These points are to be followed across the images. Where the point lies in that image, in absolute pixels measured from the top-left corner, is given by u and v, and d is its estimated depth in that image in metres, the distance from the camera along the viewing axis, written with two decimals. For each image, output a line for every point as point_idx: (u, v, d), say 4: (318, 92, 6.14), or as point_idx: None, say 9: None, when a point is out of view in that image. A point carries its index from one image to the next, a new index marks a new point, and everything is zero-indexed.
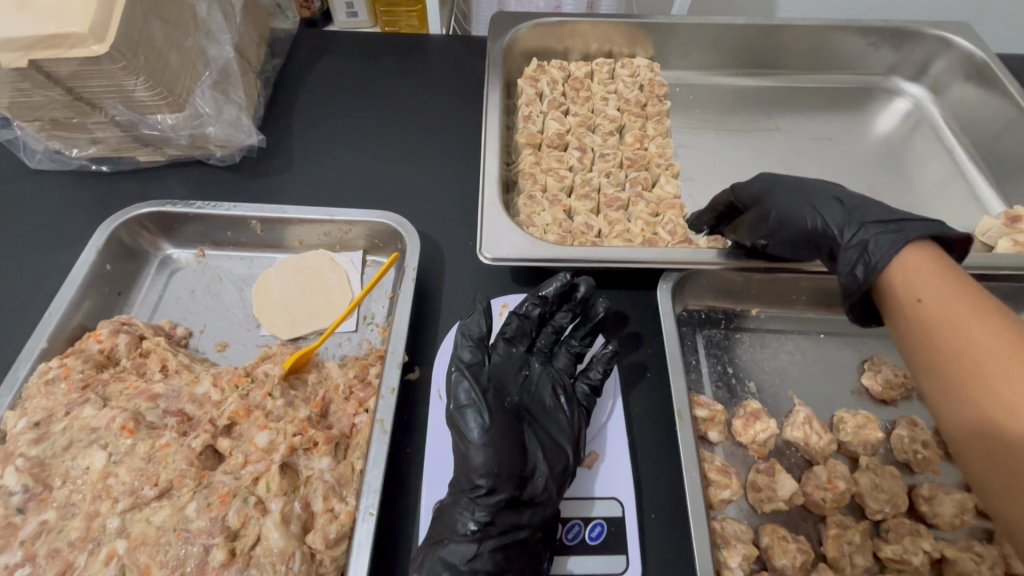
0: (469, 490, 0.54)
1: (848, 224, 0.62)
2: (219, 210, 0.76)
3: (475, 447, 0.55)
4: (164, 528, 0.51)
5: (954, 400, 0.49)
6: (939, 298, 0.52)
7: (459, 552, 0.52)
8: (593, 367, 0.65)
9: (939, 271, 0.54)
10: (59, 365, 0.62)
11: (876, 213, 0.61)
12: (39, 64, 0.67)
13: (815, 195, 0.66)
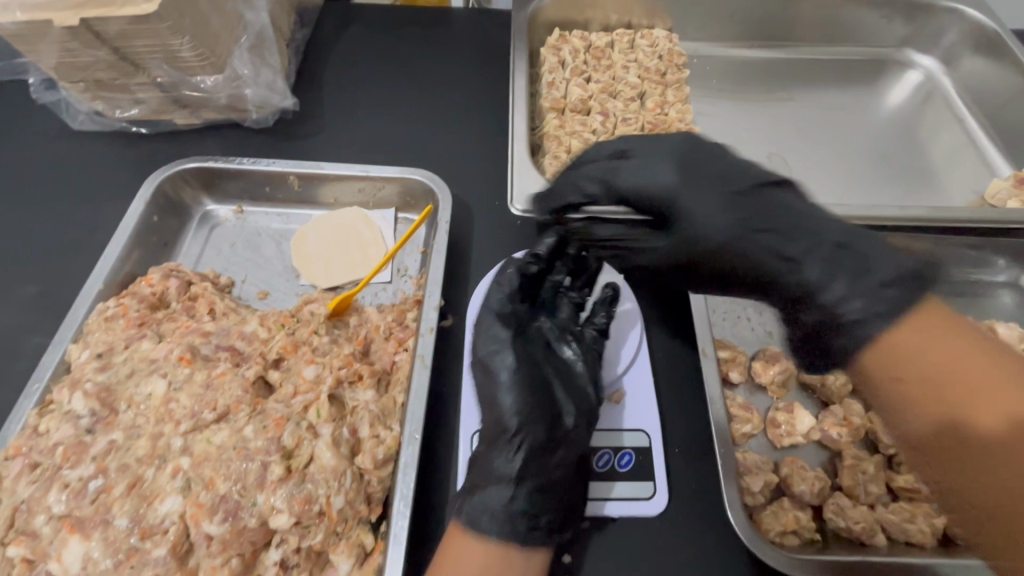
0: (502, 433, 0.57)
1: (782, 255, 0.52)
2: (259, 166, 0.80)
3: (503, 390, 0.59)
4: (224, 446, 0.55)
5: (933, 433, 0.45)
6: (930, 346, 0.46)
7: (496, 498, 0.54)
8: (597, 312, 0.69)
9: (918, 314, 0.48)
10: (117, 304, 0.66)
11: (809, 241, 0.52)
12: (90, 23, 0.70)
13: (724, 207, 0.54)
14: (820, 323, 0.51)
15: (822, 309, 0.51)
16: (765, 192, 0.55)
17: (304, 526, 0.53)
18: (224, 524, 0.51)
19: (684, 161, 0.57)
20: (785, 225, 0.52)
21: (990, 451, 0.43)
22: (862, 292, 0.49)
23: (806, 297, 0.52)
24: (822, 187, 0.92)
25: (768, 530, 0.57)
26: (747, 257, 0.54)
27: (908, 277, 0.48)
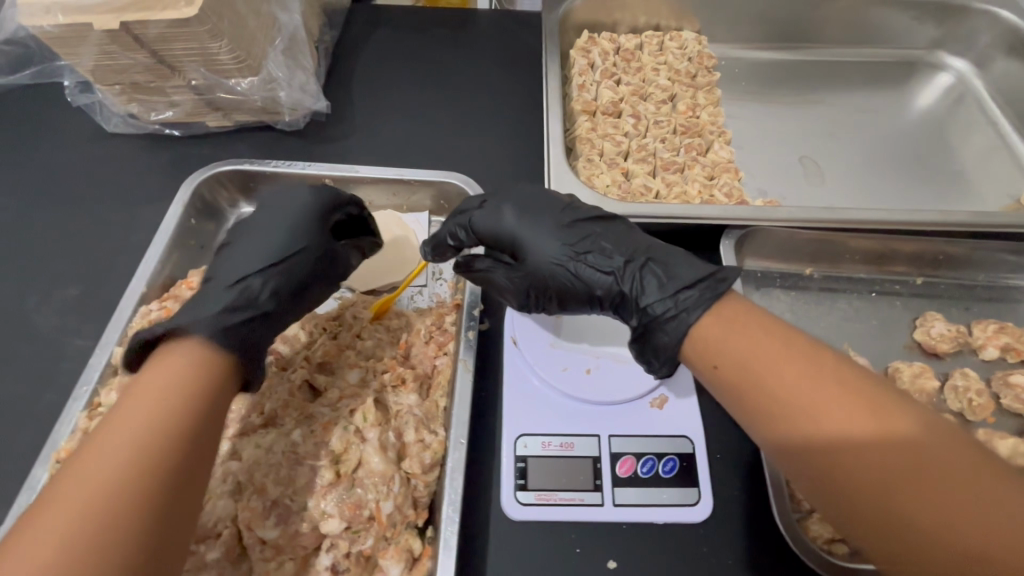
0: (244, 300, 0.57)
1: (635, 280, 0.57)
2: (293, 168, 0.80)
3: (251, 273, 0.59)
4: (272, 451, 0.55)
5: (769, 425, 0.45)
6: (744, 342, 0.48)
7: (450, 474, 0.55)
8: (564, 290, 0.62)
9: (730, 320, 0.50)
10: (160, 307, 0.67)
11: (655, 270, 0.56)
12: (130, 26, 0.70)
13: (615, 239, 0.59)
14: (664, 342, 0.53)
15: (662, 328, 0.53)
16: (585, 228, 0.61)
17: (354, 531, 0.53)
18: (277, 528, 0.51)
19: (522, 205, 0.63)
20: (644, 252, 0.58)
21: (845, 458, 0.42)
22: (670, 303, 0.53)
23: (646, 320, 0.55)
24: (857, 190, 0.91)
25: (815, 537, 0.57)
26: (581, 278, 0.59)
27: (693, 292, 0.53)
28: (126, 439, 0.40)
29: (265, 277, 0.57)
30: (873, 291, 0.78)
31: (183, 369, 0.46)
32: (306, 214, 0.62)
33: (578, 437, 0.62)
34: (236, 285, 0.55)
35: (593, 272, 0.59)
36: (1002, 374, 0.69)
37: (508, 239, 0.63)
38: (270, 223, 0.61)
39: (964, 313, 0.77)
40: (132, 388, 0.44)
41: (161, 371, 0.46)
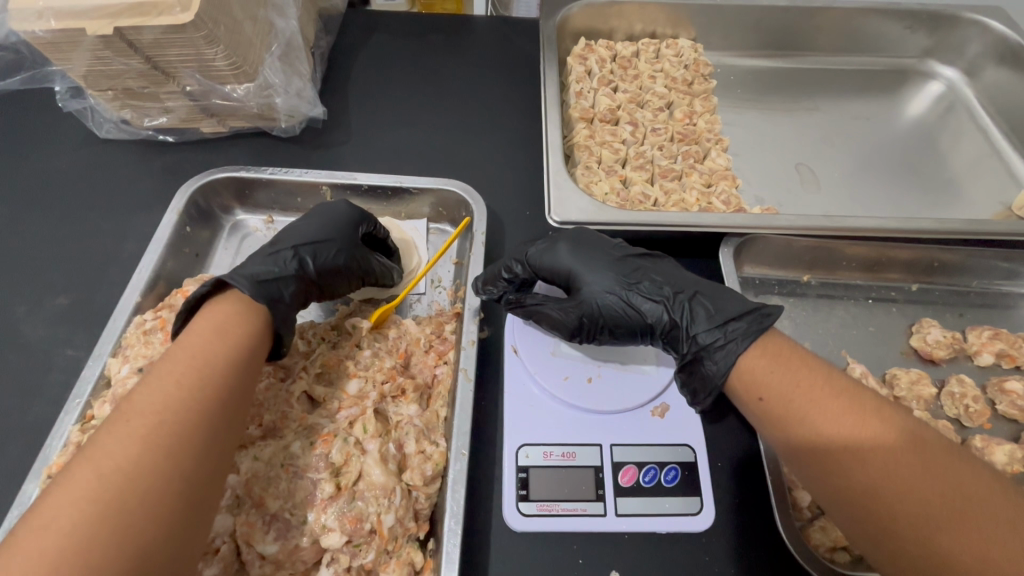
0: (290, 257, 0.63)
1: (683, 314, 0.62)
2: (291, 175, 0.79)
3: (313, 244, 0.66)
4: (271, 464, 0.54)
5: (804, 453, 0.51)
6: (787, 378, 0.53)
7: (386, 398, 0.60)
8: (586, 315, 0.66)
9: (763, 354, 0.56)
10: (155, 317, 0.65)
11: (705, 303, 0.62)
12: (124, 31, 0.69)
13: (661, 278, 0.66)
14: (710, 368, 0.59)
15: (709, 355, 0.59)
16: (636, 263, 0.67)
17: (355, 545, 0.52)
18: (277, 543, 0.50)
19: (573, 242, 0.69)
20: (691, 286, 0.64)
21: (874, 481, 0.47)
22: (717, 331, 0.59)
23: (696, 346, 0.60)
24: (852, 197, 0.91)
25: (818, 546, 0.57)
26: (640, 308, 0.64)
27: (734, 324, 0.59)
28: (181, 373, 0.47)
29: (298, 254, 0.64)
30: (869, 297, 0.79)
31: (209, 336, 0.51)
32: (345, 220, 0.69)
33: (580, 447, 0.62)
34: (272, 255, 0.62)
35: (645, 304, 0.64)
36: (997, 381, 0.70)
37: (563, 272, 0.67)
38: (313, 222, 0.69)
39: (959, 319, 0.78)
40: (176, 349, 0.49)
41: (199, 332, 0.51)
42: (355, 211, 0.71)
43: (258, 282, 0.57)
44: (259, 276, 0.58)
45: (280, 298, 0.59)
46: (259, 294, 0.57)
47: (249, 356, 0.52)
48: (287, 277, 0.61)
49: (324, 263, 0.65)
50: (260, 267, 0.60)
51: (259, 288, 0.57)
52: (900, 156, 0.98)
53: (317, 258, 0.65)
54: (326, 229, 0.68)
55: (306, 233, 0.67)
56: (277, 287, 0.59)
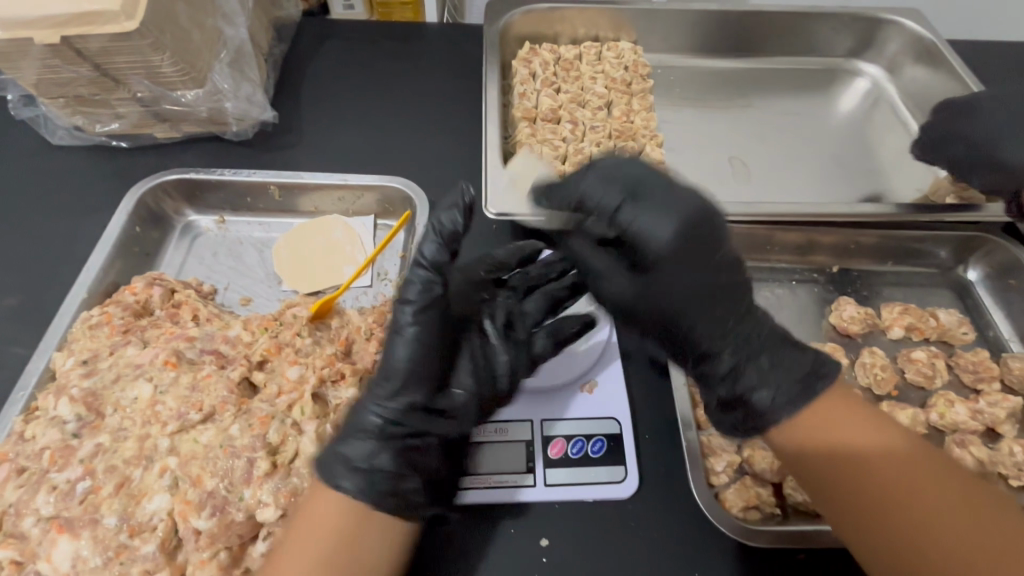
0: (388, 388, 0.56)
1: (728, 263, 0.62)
2: (239, 177, 0.82)
3: (396, 345, 0.56)
4: (210, 445, 0.56)
5: (869, 503, 0.51)
6: (860, 432, 0.53)
7: (358, 448, 0.54)
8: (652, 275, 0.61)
9: (843, 407, 0.55)
10: (101, 313, 0.68)
11: None
12: (72, 40, 0.71)
13: None
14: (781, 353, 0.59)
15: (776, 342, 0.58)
16: None
17: (290, 519, 0.55)
18: (211, 519, 0.53)
19: None
20: None
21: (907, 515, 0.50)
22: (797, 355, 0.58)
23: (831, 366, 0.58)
24: (782, 187, 0.97)
25: (732, 506, 0.61)
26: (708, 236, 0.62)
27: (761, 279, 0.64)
28: (314, 547, 0.49)
29: (385, 395, 0.56)
30: (793, 279, 0.84)
31: (331, 514, 0.51)
32: (409, 322, 0.56)
33: (511, 423, 0.65)
34: (357, 429, 0.55)
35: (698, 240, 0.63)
36: (905, 351, 0.75)
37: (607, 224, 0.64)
38: (385, 333, 0.58)
39: (875, 297, 0.83)
40: (296, 518, 0.51)
41: (320, 506, 0.51)
42: (424, 307, 0.57)
43: (356, 470, 0.53)
44: (357, 464, 0.53)
45: (403, 456, 0.55)
46: (370, 487, 0.52)
47: (365, 522, 0.51)
48: (382, 438, 0.55)
49: (418, 377, 0.56)
50: (350, 445, 0.54)
51: (367, 479, 0.52)
52: (827, 148, 1.04)
53: (404, 379, 0.56)
54: (399, 339, 0.56)
55: (392, 356, 0.56)
56: (383, 459, 0.54)
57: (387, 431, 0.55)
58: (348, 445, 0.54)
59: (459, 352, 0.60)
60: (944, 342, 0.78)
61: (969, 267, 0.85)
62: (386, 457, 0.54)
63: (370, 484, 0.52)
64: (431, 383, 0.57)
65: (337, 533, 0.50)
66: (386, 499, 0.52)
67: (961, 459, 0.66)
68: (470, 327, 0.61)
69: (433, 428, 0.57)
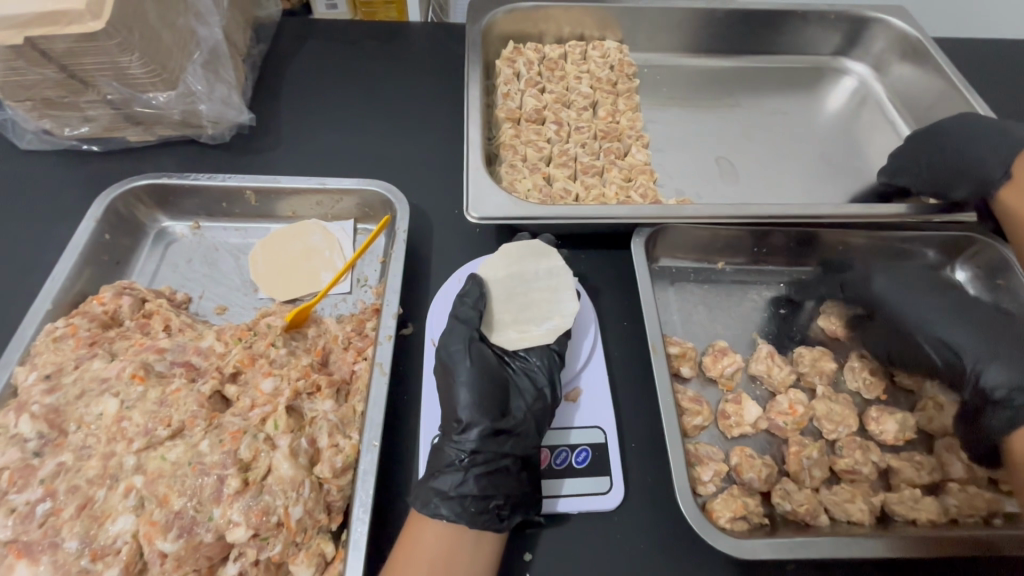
0: (455, 425, 0.59)
1: None
2: (213, 181, 0.80)
3: (458, 386, 0.61)
4: (178, 463, 0.54)
5: None
6: None
7: (447, 481, 0.56)
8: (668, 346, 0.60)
9: None
10: (66, 324, 0.65)
11: None
12: (35, 41, 0.68)
13: None
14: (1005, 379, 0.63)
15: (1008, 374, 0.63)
16: None
17: (262, 538, 0.53)
18: (178, 540, 0.51)
19: None
20: None
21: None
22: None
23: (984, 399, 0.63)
24: (770, 188, 0.96)
25: (719, 517, 0.59)
26: None
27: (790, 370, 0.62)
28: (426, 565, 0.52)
29: (454, 429, 0.59)
30: (782, 282, 0.83)
31: (431, 540, 0.54)
32: (460, 365, 0.62)
33: None
34: (439, 464, 0.58)
35: None
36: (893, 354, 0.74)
37: None
38: (440, 378, 0.63)
39: None
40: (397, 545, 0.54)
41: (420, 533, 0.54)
42: (470, 349, 0.63)
43: (443, 498, 0.55)
44: (444, 493, 0.56)
45: (488, 482, 0.57)
46: (459, 512, 0.55)
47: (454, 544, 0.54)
48: (466, 467, 0.57)
49: (479, 406, 0.59)
50: (435, 478, 0.57)
51: (458, 507, 0.55)
52: (815, 148, 1.03)
53: (466, 410, 0.59)
54: (456, 378, 0.61)
55: (453, 395, 0.60)
56: (462, 485, 0.56)
57: (468, 459, 0.57)
58: (436, 477, 0.57)
59: (509, 382, 0.63)
60: None
61: (957, 267, 0.84)
62: (473, 482, 0.56)
63: (457, 510, 0.55)
64: (491, 411, 0.59)
65: (434, 561, 0.52)
66: (474, 522, 0.54)
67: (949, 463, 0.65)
68: (518, 358, 0.65)
69: (502, 450, 0.58)
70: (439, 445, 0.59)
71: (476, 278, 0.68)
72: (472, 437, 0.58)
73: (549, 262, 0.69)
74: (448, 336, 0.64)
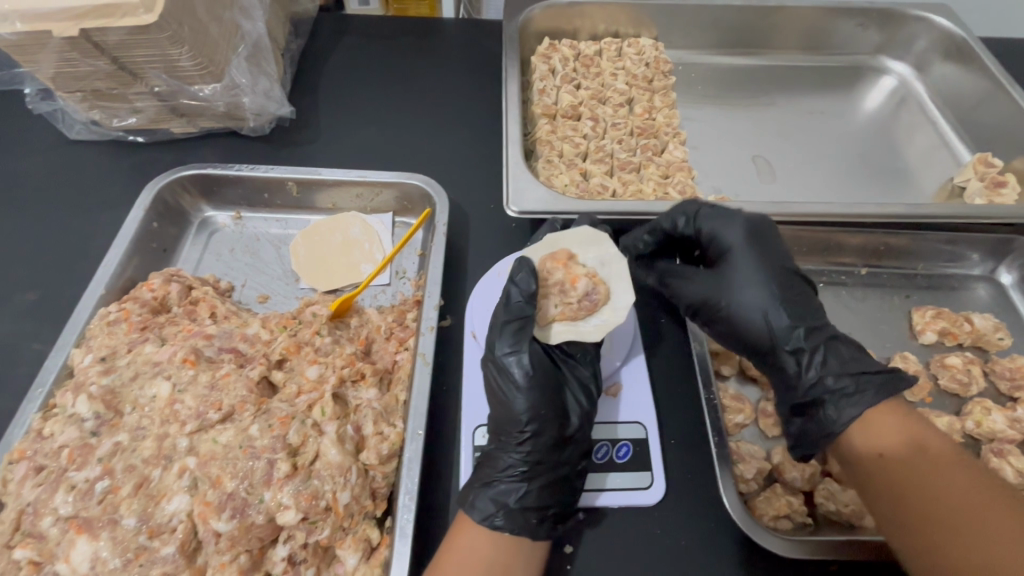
0: (515, 434, 0.58)
1: (806, 338, 0.62)
2: (257, 172, 0.81)
3: (519, 393, 0.59)
4: (229, 446, 0.55)
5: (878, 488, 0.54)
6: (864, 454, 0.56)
7: (508, 492, 0.56)
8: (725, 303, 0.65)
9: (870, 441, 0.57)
10: (119, 309, 0.67)
11: (782, 303, 0.63)
12: (90, 33, 0.70)
13: (767, 268, 0.65)
14: (810, 365, 0.61)
15: (820, 366, 0.60)
16: (701, 216, 0.69)
17: (311, 522, 0.53)
18: (232, 521, 0.51)
19: (756, 232, 0.67)
20: (780, 265, 0.65)
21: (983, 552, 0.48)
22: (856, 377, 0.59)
23: (823, 393, 0.59)
24: (807, 187, 0.95)
25: (762, 515, 0.60)
26: (766, 319, 0.63)
27: (863, 372, 0.59)
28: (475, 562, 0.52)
29: (513, 440, 0.58)
30: (820, 281, 0.82)
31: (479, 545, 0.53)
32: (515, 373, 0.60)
33: None
34: (498, 472, 0.57)
35: (758, 316, 0.63)
36: (938, 357, 0.73)
37: (725, 250, 0.67)
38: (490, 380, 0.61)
39: (905, 301, 0.81)
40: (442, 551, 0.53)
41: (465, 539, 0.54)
42: (527, 348, 0.60)
43: (504, 510, 0.55)
44: (504, 504, 0.55)
45: (549, 495, 0.57)
46: (521, 524, 0.55)
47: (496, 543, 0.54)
48: (526, 478, 0.57)
49: (538, 417, 0.58)
50: (494, 488, 0.57)
51: (520, 519, 0.55)
52: (852, 147, 1.01)
53: (527, 423, 0.58)
54: (513, 385, 0.60)
55: (512, 401, 0.59)
56: (523, 498, 0.56)
57: (528, 470, 0.57)
58: (494, 487, 0.57)
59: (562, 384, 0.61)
60: (978, 347, 0.76)
61: (1002, 269, 0.82)
62: (534, 494, 0.56)
63: (518, 522, 0.55)
64: (549, 421, 0.58)
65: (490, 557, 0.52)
66: (535, 533, 0.55)
67: (999, 469, 0.64)
68: (563, 358, 0.64)
69: (561, 460, 0.58)
70: (497, 453, 0.59)
71: (527, 266, 0.62)
72: (533, 449, 0.58)
73: (600, 251, 0.67)
74: (498, 336, 0.62)
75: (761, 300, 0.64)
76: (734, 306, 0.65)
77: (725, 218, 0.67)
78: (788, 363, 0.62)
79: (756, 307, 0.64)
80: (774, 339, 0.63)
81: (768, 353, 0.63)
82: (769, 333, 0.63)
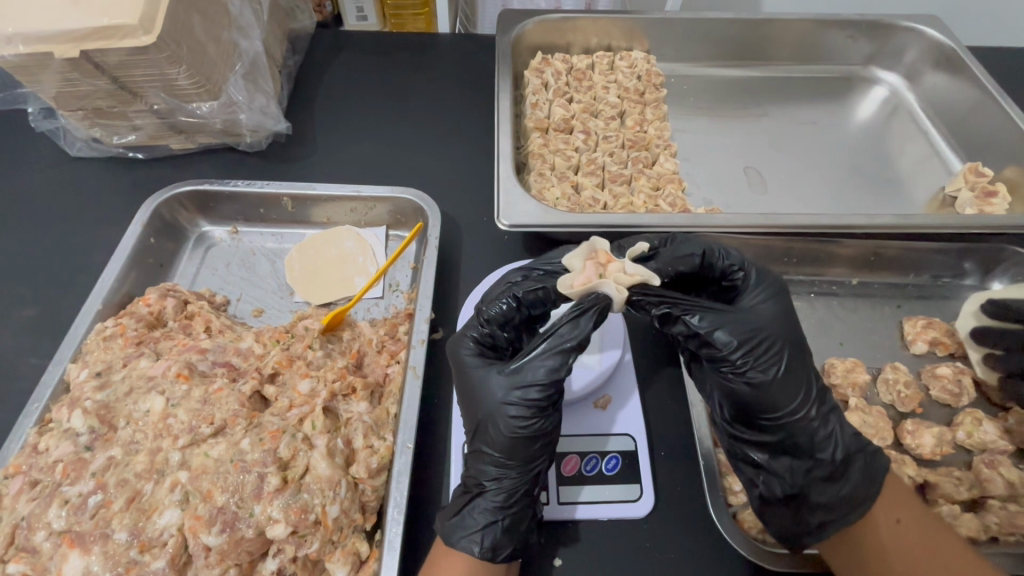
0: (475, 451, 0.58)
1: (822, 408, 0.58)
2: (253, 188, 0.82)
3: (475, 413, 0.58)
4: (221, 460, 0.55)
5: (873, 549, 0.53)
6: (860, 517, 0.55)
7: (465, 517, 0.56)
8: (755, 367, 0.57)
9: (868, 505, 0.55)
10: (115, 324, 0.68)
11: (803, 367, 0.58)
12: (90, 54, 0.71)
13: (795, 335, 0.60)
14: (833, 435, 0.57)
15: (837, 435, 0.57)
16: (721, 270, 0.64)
17: (300, 535, 0.54)
18: (221, 535, 0.52)
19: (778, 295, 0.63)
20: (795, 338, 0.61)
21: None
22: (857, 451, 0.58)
23: (834, 468, 0.56)
24: (799, 198, 0.95)
25: (750, 527, 0.60)
26: (789, 386, 0.57)
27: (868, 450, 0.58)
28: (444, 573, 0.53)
29: (473, 459, 0.58)
30: (811, 291, 0.82)
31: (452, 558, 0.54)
32: (499, 388, 0.56)
33: None
34: (476, 486, 0.57)
35: (788, 385, 0.57)
36: (929, 367, 0.73)
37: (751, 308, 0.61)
38: (467, 388, 0.59)
39: (896, 311, 0.81)
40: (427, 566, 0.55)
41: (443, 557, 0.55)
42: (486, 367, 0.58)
43: (462, 533, 0.55)
44: (480, 521, 0.55)
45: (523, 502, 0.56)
46: (479, 544, 0.54)
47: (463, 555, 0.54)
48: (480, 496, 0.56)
49: (521, 436, 0.56)
50: (456, 512, 0.56)
51: (497, 534, 0.54)
52: (843, 157, 1.01)
53: (505, 438, 0.56)
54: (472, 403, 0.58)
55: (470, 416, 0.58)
56: (495, 510, 0.55)
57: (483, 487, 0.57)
58: (456, 509, 0.57)
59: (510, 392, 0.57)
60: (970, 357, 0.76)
61: (994, 279, 0.82)
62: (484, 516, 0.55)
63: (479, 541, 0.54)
64: (528, 437, 0.56)
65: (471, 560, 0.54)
66: (488, 554, 0.54)
67: (990, 480, 0.63)
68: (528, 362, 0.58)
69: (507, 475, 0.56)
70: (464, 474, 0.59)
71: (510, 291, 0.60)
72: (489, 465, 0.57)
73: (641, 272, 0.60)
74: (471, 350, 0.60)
75: (792, 364, 0.58)
76: (765, 368, 0.57)
77: (755, 278, 0.63)
78: (806, 437, 0.57)
79: (800, 365, 0.58)
80: (811, 399, 0.58)
81: (796, 413, 0.57)
82: (789, 402, 0.57)
